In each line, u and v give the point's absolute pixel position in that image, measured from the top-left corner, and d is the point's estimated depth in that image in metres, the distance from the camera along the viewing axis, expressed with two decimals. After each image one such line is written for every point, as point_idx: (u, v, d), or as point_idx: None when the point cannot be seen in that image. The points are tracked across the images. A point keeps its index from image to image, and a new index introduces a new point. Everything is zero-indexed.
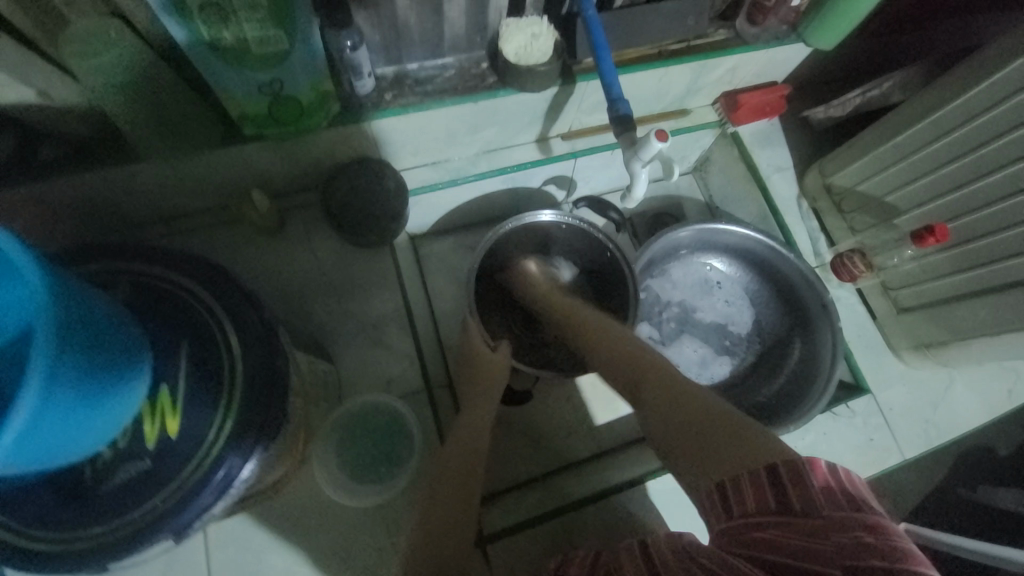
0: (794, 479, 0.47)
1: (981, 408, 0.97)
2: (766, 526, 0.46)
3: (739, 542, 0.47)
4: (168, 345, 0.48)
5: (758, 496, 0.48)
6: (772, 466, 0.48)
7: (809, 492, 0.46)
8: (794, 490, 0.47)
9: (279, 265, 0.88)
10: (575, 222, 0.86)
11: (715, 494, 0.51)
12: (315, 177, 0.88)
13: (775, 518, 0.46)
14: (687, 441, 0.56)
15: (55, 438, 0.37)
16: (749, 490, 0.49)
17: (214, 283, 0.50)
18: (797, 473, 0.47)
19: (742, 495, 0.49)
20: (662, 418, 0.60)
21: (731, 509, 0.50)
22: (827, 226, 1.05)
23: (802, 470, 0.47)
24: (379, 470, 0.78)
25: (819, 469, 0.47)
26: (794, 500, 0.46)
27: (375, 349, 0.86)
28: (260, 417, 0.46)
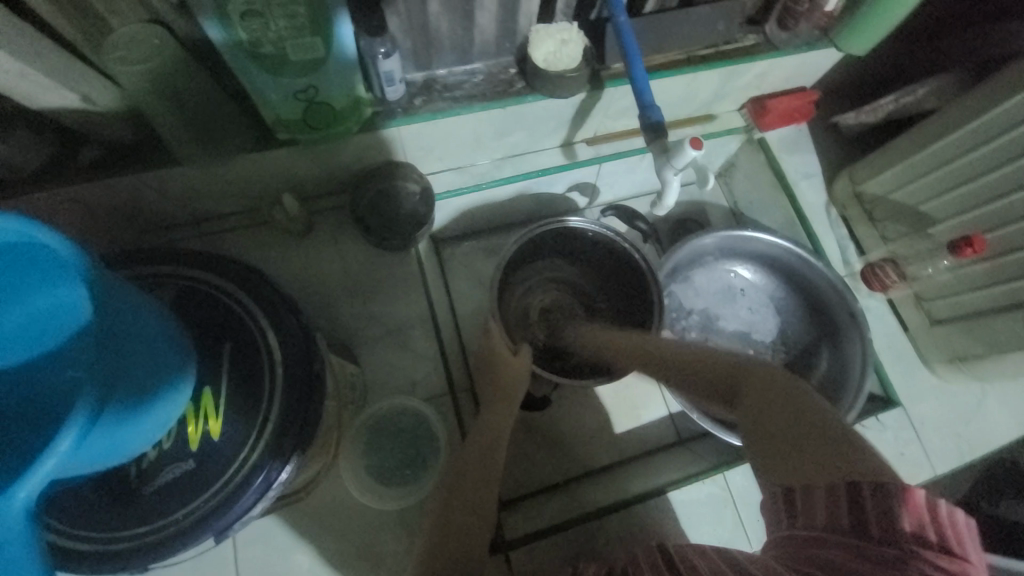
0: (877, 504, 0.43)
1: (1017, 425, 0.94)
2: (828, 542, 0.44)
3: (793, 551, 0.45)
4: (211, 348, 0.49)
5: (829, 512, 0.45)
6: (854, 486, 0.44)
7: (892, 520, 0.42)
8: (875, 517, 0.43)
9: (306, 267, 0.89)
10: (602, 229, 0.85)
11: (782, 500, 0.49)
12: (343, 181, 0.89)
13: (840, 536, 0.43)
14: (781, 437, 0.52)
15: (107, 440, 0.38)
16: (822, 505, 0.45)
17: (253, 287, 0.51)
18: (883, 501, 0.43)
19: (812, 508, 0.46)
20: (750, 407, 0.56)
21: (796, 520, 0.47)
22: (857, 234, 1.03)
23: (894, 500, 0.42)
24: (404, 474, 0.78)
25: (915, 505, 0.42)
26: (872, 525, 0.42)
27: (399, 352, 0.87)
28: (300, 420, 0.47)
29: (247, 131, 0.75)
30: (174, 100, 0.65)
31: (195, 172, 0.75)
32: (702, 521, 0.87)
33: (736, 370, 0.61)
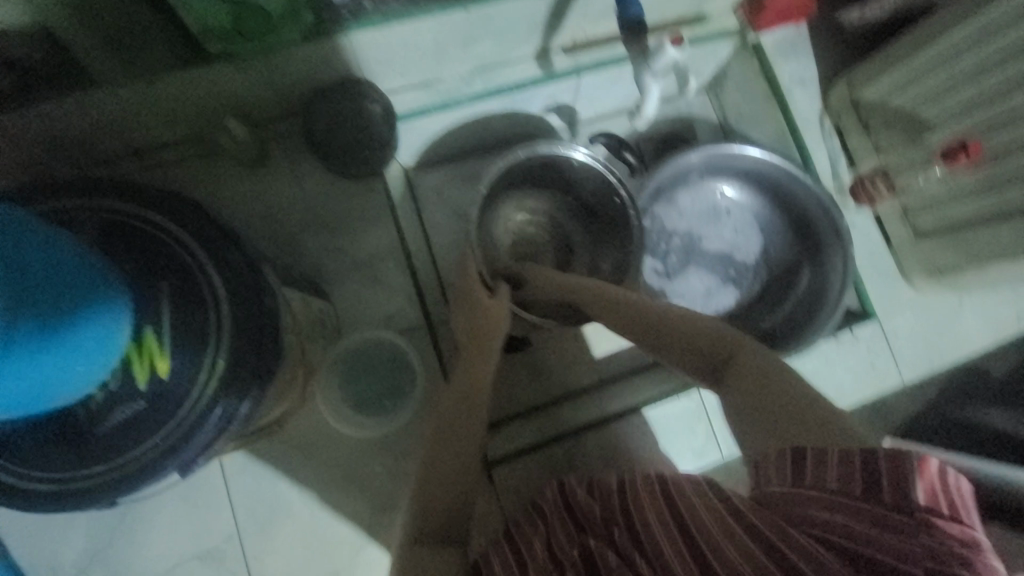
0: (891, 469, 0.42)
1: (987, 332, 0.97)
2: (833, 505, 0.43)
3: (791, 511, 0.45)
4: (148, 284, 0.46)
5: (844, 475, 0.43)
6: (867, 450, 0.43)
7: (904, 484, 0.41)
8: (887, 480, 0.42)
9: (265, 201, 0.83)
10: (604, 167, 0.82)
11: (784, 462, 0.47)
12: (295, 104, 0.81)
13: (848, 500, 0.43)
14: (770, 423, 0.53)
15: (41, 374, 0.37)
16: (835, 468, 0.44)
17: (189, 220, 0.47)
18: (895, 461, 0.42)
19: (822, 469, 0.45)
20: (742, 383, 0.56)
21: (804, 480, 0.45)
22: (849, 146, 0.97)
23: (908, 468, 0.41)
24: (383, 403, 0.79)
25: (932, 472, 0.41)
26: (885, 493, 0.41)
27: (372, 286, 0.84)
28: (253, 356, 0.46)
29: (175, 46, 0.66)
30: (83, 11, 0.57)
31: (123, 96, 0.68)
32: (674, 442, 0.91)
33: (717, 339, 0.59)
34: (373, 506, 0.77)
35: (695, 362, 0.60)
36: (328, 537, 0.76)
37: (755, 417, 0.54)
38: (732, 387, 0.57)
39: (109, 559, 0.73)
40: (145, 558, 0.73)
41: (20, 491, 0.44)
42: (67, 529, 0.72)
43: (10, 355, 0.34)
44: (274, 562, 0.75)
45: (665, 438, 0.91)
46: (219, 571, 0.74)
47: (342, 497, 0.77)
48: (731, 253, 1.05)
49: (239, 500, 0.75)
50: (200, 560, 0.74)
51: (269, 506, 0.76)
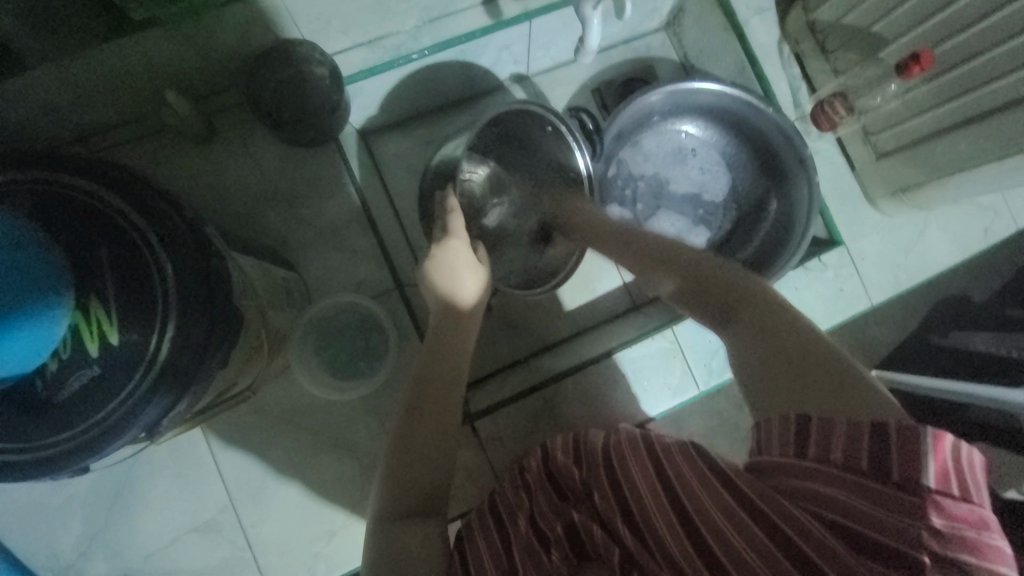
0: (903, 447, 0.40)
1: (954, 249, 0.99)
2: (839, 481, 0.42)
3: (790, 482, 0.44)
4: (86, 256, 0.46)
5: (849, 450, 0.42)
6: (880, 426, 0.41)
7: (915, 462, 0.39)
8: (897, 458, 0.40)
9: (220, 177, 0.82)
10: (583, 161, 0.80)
11: (786, 425, 0.46)
12: (237, 72, 0.79)
13: (854, 476, 0.41)
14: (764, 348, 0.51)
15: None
16: (841, 441, 0.42)
17: (125, 187, 0.47)
18: (908, 441, 0.40)
19: (828, 441, 0.43)
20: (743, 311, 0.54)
21: (805, 450, 0.44)
22: (809, 72, 0.97)
23: (920, 448, 0.39)
24: (359, 365, 0.81)
25: (946, 451, 0.39)
26: (891, 470, 0.40)
27: (341, 254, 0.85)
28: (200, 319, 0.47)
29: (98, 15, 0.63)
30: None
31: (55, 77, 0.65)
32: (653, 390, 0.92)
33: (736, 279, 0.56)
34: (363, 466, 0.80)
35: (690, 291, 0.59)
36: (321, 500, 0.79)
37: (752, 337, 0.52)
38: (729, 314, 0.55)
39: (108, 539, 0.75)
40: (143, 534, 0.75)
41: None
42: (61, 513, 0.74)
43: None
44: (271, 528, 0.78)
45: (646, 392, 0.91)
46: (218, 541, 0.76)
47: (330, 461, 0.79)
48: (698, 193, 1.05)
49: (228, 471, 0.77)
50: (198, 532, 0.76)
51: (259, 475, 0.78)
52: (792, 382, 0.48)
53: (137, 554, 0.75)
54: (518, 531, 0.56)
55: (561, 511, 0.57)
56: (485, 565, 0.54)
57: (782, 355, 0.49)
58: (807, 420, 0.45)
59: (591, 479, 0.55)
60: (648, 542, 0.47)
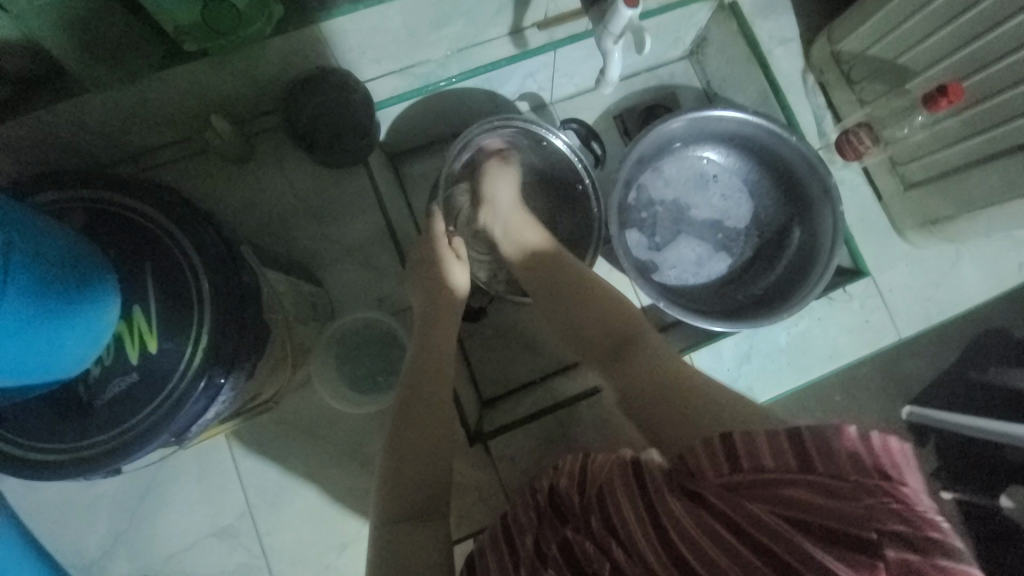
0: (819, 445, 0.41)
1: (988, 283, 0.95)
2: (781, 488, 0.41)
3: (749, 492, 0.43)
4: (132, 268, 0.50)
5: (777, 453, 0.42)
6: (794, 429, 0.42)
7: (835, 452, 0.40)
8: (820, 453, 0.41)
9: (254, 194, 0.87)
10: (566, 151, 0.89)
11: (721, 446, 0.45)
12: (276, 97, 0.84)
13: (789, 477, 0.41)
14: (649, 401, 0.62)
15: (74, 353, 0.44)
16: (767, 446, 0.43)
17: (171, 208, 0.50)
18: (823, 436, 0.41)
19: (760, 452, 0.43)
20: (630, 373, 0.65)
21: (744, 463, 0.43)
22: (834, 101, 0.97)
23: (832, 435, 0.41)
24: (377, 380, 0.82)
25: (853, 436, 0.40)
26: (820, 461, 0.41)
27: (364, 270, 0.88)
28: (232, 332, 0.49)
29: (153, 45, 0.68)
30: (66, 26, 0.60)
31: (112, 101, 0.70)
32: None
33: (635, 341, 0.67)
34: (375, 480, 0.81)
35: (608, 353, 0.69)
36: (334, 510, 0.80)
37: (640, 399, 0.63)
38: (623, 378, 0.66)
39: (132, 539, 0.78)
40: (163, 537, 0.78)
41: (29, 467, 0.48)
42: (90, 511, 0.77)
43: (69, 342, 0.42)
44: (283, 536, 0.79)
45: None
46: (233, 546, 0.78)
47: (344, 472, 0.81)
48: (719, 219, 1.05)
49: (247, 477, 0.79)
50: (216, 537, 0.78)
51: (277, 482, 0.80)
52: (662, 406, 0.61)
53: (155, 556, 0.78)
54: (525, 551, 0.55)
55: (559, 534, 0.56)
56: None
57: (670, 410, 0.59)
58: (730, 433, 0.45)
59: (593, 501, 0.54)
60: (637, 553, 0.46)
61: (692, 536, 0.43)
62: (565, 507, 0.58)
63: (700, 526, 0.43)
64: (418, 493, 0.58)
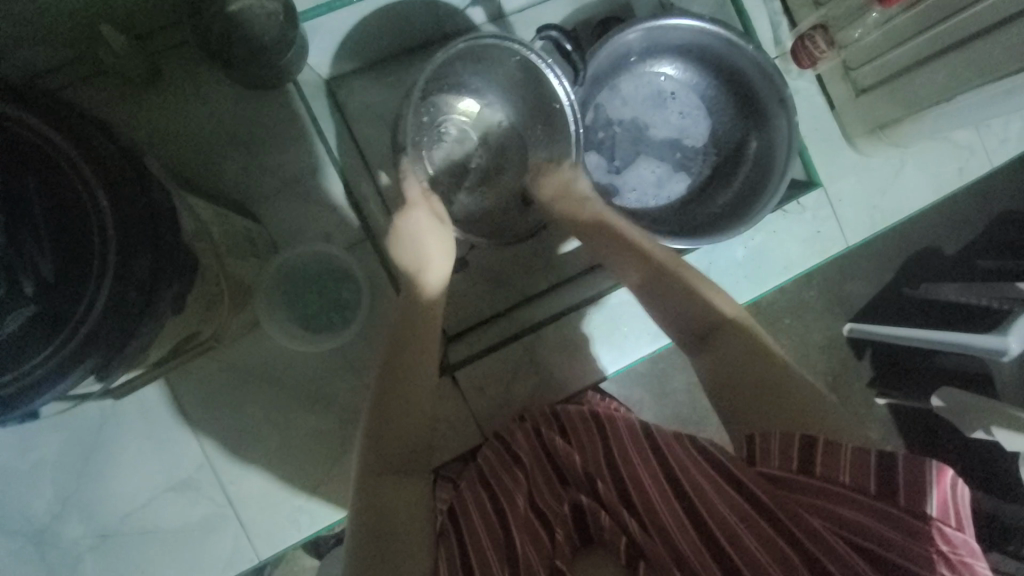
0: (910, 479, 0.48)
1: (929, 188, 0.99)
2: (859, 504, 0.48)
3: (805, 497, 0.50)
4: (7, 184, 0.43)
5: (863, 476, 0.49)
6: (892, 458, 0.49)
7: (920, 492, 0.47)
8: (905, 487, 0.48)
9: (169, 122, 0.77)
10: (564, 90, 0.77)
11: (789, 442, 0.51)
12: (178, 5, 0.73)
13: (868, 498, 0.48)
14: (734, 394, 0.59)
15: None
16: (853, 467, 0.49)
17: (43, 110, 0.42)
18: (919, 477, 0.47)
19: (838, 466, 0.50)
20: (723, 356, 0.61)
21: (816, 468, 0.50)
22: (790, 6, 0.94)
23: (924, 478, 0.47)
24: (332, 318, 0.78)
25: (943, 482, 0.47)
26: (899, 493, 0.48)
27: (307, 204, 0.81)
28: (147, 249, 0.44)
29: None
30: None
31: None
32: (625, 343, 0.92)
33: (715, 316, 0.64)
34: (342, 421, 0.79)
35: (681, 328, 0.65)
36: (300, 453, 0.78)
37: (725, 387, 0.60)
38: (705, 360, 0.63)
39: (82, 501, 0.73)
40: (116, 496, 0.74)
41: None
42: (29, 476, 0.72)
43: None
44: (249, 484, 0.76)
45: (624, 337, 0.91)
46: (196, 498, 0.75)
47: (308, 415, 0.78)
48: (677, 138, 1.03)
49: (201, 427, 0.75)
50: (176, 490, 0.75)
51: (235, 430, 0.76)
52: (761, 407, 0.57)
53: (110, 516, 0.74)
54: (517, 511, 0.58)
55: (561, 495, 0.59)
56: (483, 543, 0.56)
57: (763, 394, 0.57)
58: (815, 438, 0.50)
59: (597, 465, 0.58)
60: (653, 530, 0.51)
61: (710, 507, 0.50)
62: (564, 470, 0.61)
63: (700, 478, 0.52)
64: (398, 450, 0.57)
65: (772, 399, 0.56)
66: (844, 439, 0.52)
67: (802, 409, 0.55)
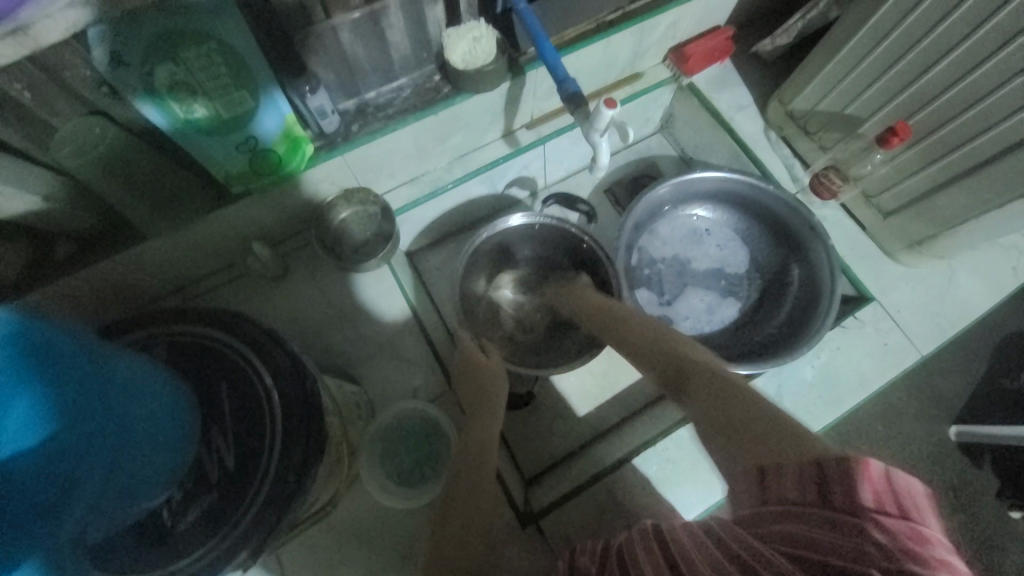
0: (839, 475, 0.48)
1: (989, 289, 1.00)
2: (811, 517, 0.48)
3: (764, 527, 0.51)
4: (207, 391, 0.55)
5: (799, 487, 0.50)
6: (820, 462, 0.50)
7: (851, 490, 0.47)
8: (838, 491, 0.48)
9: (291, 306, 0.94)
10: (546, 218, 1.00)
11: (755, 477, 0.55)
12: (305, 219, 0.94)
13: (825, 512, 0.47)
14: (715, 410, 0.64)
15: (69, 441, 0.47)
16: (792, 480, 0.51)
17: (238, 330, 0.56)
18: (844, 471, 0.48)
19: (781, 486, 0.52)
20: (698, 399, 0.67)
21: (770, 496, 0.53)
22: (800, 150, 1.09)
23: (853, 472, 0.47)
24: (424, 471, 0.82)
25: (871, 474, 0.47)
26: (837, 499, 0.47)
27: (398, 363, 0.93)
28: (301, 438, 0.53)
29: (204, 191, 0.78)
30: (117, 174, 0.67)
31: (162, 244, 0.79)
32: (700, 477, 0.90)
33: (685, 364, 0.72)
34: None
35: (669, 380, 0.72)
36: None
37: (708, 419, 0.64)
38: (693, 404, 0.67)
39: None
40: None
41: None
42: None
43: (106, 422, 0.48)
44: None
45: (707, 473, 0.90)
46: None
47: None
48: (720, 268, 1.12)
49: None
50: None
51: None
52: (731, 421, 0.61)
53: None
54: None
55: None
56: None
57: (728, 416, 0.62)
58: (764, 469, 0.54)
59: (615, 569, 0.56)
60: None
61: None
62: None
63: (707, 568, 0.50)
64: (459, 558, 0.64)
65: (744, 428, 0.59)
66: (798, 454, 0.53)
67: (768, 435, 0.56)
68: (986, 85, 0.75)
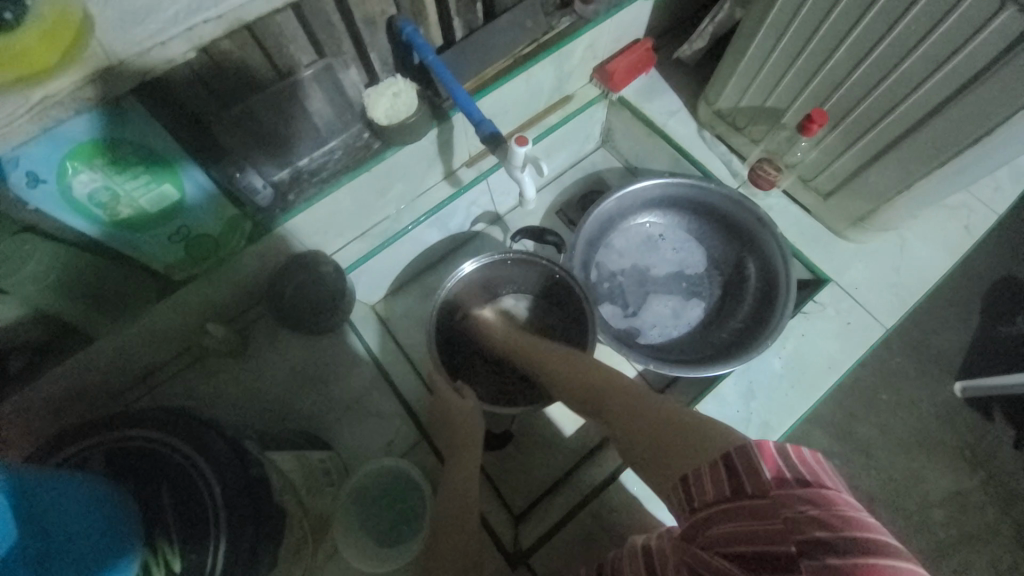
0: (742, 460, 0.50)
1: (942, 252, 1.00)
2: (739, 510, 0.48)
3: (705, 536, 0.50)
4: (151, 496, 0.54)
5: (714, 484, 0.51)
6: (724, 452, 0.52)
7: (756, 471, 0.48)
8: (745, 474, 0.49)
9: (255, 377, 0.95)
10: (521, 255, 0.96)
11: (682, 486, 0.55)
12: (258, 291, 0.95)
13: (746, 500, 0.48)
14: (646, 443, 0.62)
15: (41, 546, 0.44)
16: (707, 478, 0.52)
17: (182, 424, 0.58)
18: (744, 454, 0.50)
19: (702, 485, 0.52)
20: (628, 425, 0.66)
21: (695, 501, 0.52)
22: (735, 146, 1.12)
23: (751, 456, 0.49)
24: (400, 529, 0.84)
25: (766, 453, 0.49)
26: (743, 485, 0.49)
27: (369, 419, 0.93)
28: (247, 525, 0.55)
29: (149, 284, 0.79)
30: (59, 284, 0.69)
31: (116, 340, 0.81)
32: None
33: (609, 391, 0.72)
34: None
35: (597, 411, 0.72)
36: None
37: (640, 445, 0.63)
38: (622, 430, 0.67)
39: None
40: None
41: None
42: None
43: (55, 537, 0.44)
44: None
45: None
46: None
47: None
48: (679, 271, 1.13)
49: None
50: None
51: None
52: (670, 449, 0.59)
53: None
54: None
55: None
56: None
57: (659, 439, 0.61)
58: (688, 473, 0.54)
59: None
60: None
61: None
62: None
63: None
64: None
65: (675, 446, 0.58)
66: (708, 452, 0.54)
67: (681, 447, 0.57)
68: (894, 57, 0.77)
